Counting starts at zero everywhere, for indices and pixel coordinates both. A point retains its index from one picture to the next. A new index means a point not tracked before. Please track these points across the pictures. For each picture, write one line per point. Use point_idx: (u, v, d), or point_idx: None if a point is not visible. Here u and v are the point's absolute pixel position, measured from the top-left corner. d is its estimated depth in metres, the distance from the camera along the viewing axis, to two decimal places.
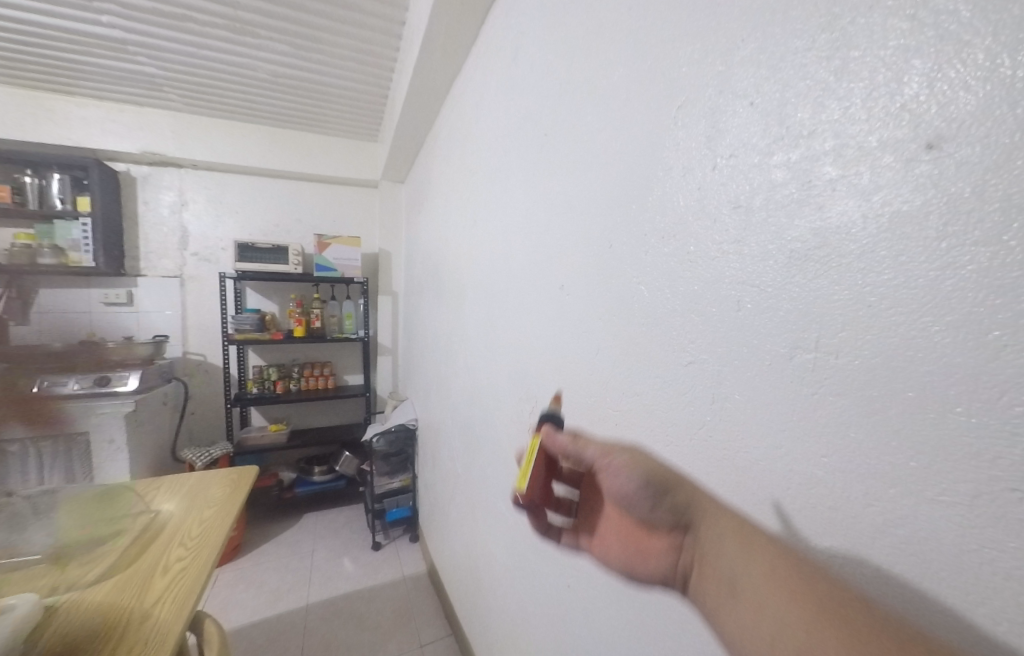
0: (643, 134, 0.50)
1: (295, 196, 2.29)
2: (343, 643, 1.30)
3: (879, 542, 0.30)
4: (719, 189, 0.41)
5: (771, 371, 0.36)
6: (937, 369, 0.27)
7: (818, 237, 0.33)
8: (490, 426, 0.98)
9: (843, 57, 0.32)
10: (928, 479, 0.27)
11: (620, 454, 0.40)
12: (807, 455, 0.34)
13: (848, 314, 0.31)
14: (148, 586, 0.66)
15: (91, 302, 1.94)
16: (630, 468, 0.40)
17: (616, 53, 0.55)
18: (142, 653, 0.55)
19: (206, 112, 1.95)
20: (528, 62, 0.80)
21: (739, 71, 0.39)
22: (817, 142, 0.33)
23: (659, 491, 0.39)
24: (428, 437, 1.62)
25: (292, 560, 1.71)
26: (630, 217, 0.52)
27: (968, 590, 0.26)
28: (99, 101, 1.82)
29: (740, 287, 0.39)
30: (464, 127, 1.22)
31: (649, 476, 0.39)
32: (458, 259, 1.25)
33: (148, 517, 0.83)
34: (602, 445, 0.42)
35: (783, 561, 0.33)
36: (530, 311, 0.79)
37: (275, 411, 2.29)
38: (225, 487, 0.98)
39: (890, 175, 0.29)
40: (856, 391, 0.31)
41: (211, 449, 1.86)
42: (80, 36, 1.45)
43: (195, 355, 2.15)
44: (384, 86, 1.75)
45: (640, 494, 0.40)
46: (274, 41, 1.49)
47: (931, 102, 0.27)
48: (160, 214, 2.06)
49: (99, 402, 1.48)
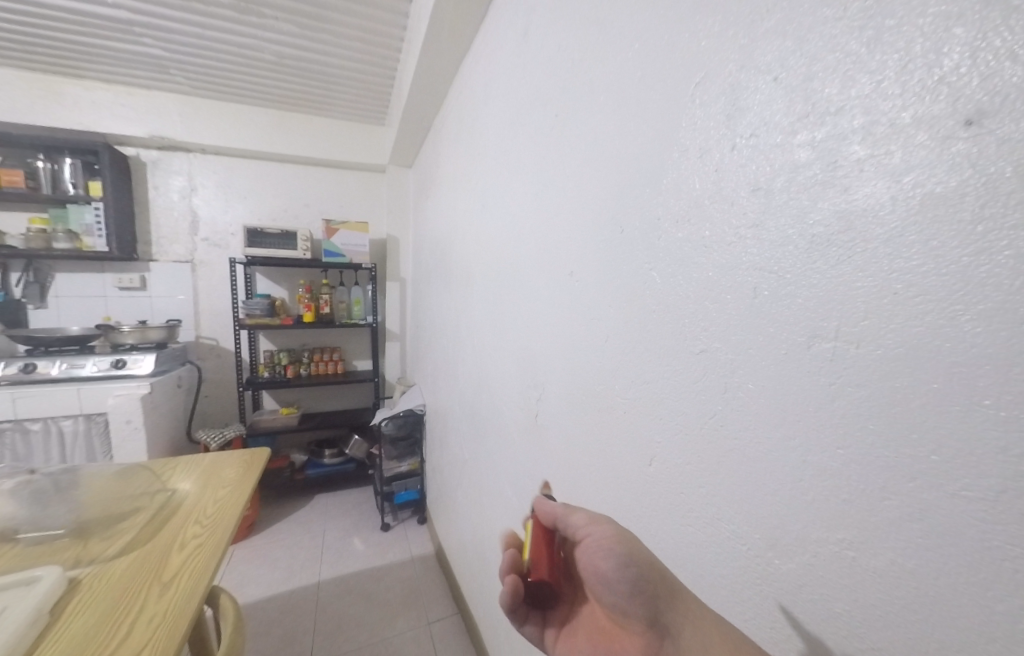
0: (657, 114, 0.48)
1: (303, 180, 2.28)
2: (353, 619, 1.34)
3: (894, 536, 0.29)
4: (737, 172, 0.39)
5: (787, 359, 0.35)
6: (966, 359, 0.26)
7: (842, 220, 0.31)
8: (497, 413, 0.99)
9: (877, 27, 0.30)
10: (951, 472, 0.27)
11: (607, 531, 0.44)
12: (821, 446, 0.33)
13: (872, 301, 0.30)
14: (166, 560, 0.68)
15: (106, 286, 1.97)
16: (614, 549, 0.43)
17: (633, 29, 0.52)
18: (162, 623, 0.57)
19: (213, 95, 1.93)
20: (539, 40, 0.77)
21: (763, 44, 0.37)
22: (845, 120, 0.31)
23: (639, 584, 0.42)
24: (436, 421, 1.64)
25: (304, 539, 1.75)
26: (643, 202, 0.51)
27: (989, 586, 0.25)
28: (107, 84, 1.81)
29: (757, 274, 0.38)
30: (473, 109, 1.19)
31: (631, 563, 0.43)
32: (466, 244, 1.24)
33: (165, 494, 0.86)
34: (591, 518, 0.47)
35: None
36: (539, 301, 0.78)
37: (286, 395, 2.33)
38: (239, 467, 1.00)
39: (924, 153, 0.27)
40: (877, 380, 0.30)
41: (224, 431, 1.91)
42: (87, 18, 1.43)
43: (208, 339, 2.18)
44: (391, 67, 1.72)
45: (619, 580, 0.42)
46: (280, 21, 1.46)
47: (972, 74, 0.26)
48: (170, 199, 2.06)
49: (116, 384, 1.52)
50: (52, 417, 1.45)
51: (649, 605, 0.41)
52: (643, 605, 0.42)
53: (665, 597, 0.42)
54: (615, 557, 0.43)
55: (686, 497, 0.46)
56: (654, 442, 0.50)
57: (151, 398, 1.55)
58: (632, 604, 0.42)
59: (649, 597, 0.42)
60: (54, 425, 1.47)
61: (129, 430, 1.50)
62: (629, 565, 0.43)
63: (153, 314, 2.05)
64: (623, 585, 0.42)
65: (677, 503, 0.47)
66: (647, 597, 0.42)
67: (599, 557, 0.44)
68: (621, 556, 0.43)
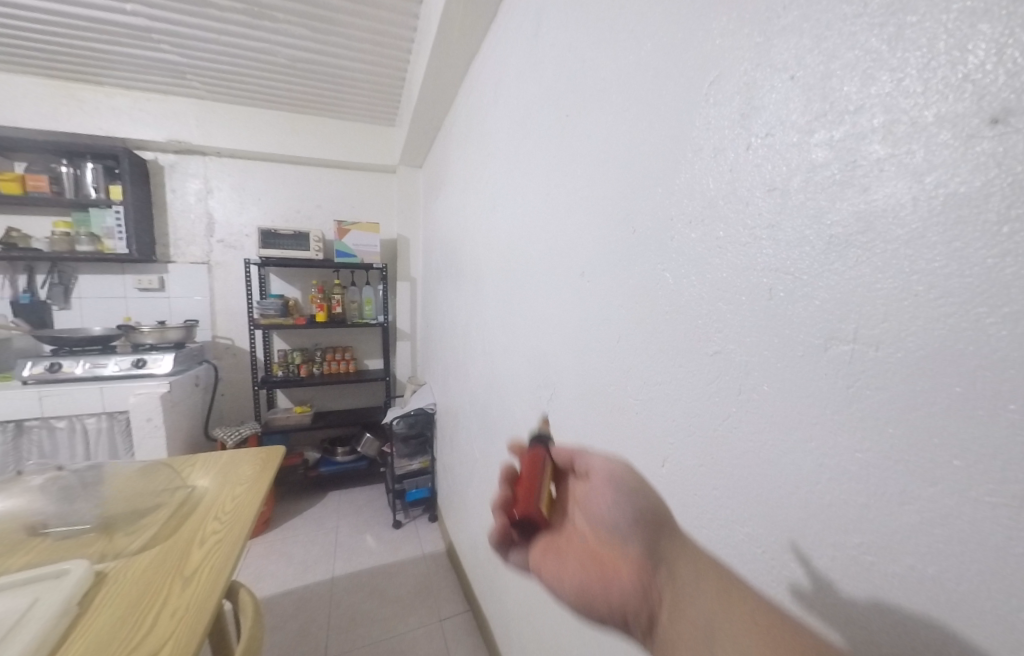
0: (670, 114, 0.48)
1: (315, 182, 2.31)
2: (366, 614, 1.36)
3: (913, 542, 0.29)
4: (752, 172, 0.39)
5: (804, 361, 0.35)
6: (990, 364, 0.26)
7: (861, 221, 0.31)
8: (508, 412, 0.99)
9: (899, 23, 0.29)
10: (973, 477, 0.26)
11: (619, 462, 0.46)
12: (839, 449, 0.33)
13: (891, 303, 0.29)
14: (187, 556, 0.70)
15: (126, 287, 2.02)
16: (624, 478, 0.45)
17: (643, 30, 0.52)
18: (185, 616, 0.58)
19: (227, 99, 1.97)
20: (549, 40, 0.77)
21: (779, 41, 0.36)
22: (864, 118, 0.31)
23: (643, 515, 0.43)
24: (447, 420, 1.65)
25: (317, 535, 1.78)
26: (655, 202, 0.50)
27: (1012, 595, 0.25)
28: (126, 90, 1.86)
29: (773, 275, 0.37)
30: (483, 110, 1.19)
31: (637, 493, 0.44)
32: (476, 245, 1.24)
33: (185, 491, 0.88)
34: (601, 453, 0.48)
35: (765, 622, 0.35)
36: (549, 301, 0.78)
37: (299, 393, 2.37)
38: (256, 465, 1.02)
39: (946, 153, 0.27)
40: (896, 383, 0.29)
41: (240, 429, 1.95)
42: (107, 26, 1.47)
43: (224, 339, 2.23)
44: (402, 69, 1.73)
45: (624, 506, 0.43)
46: (292, 25, 1.48)
47: (998, 71, 0.25)
48: (187, 202, 2.11)
49: (137, 383, 1.56)
50: (77, 415, 1.50)
51: (650, 533, 0.42)
52: (644, 533, 0.42)
53: (664, 529, 0.43)
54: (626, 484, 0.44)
55: (700, 498, 0.46)
56: (666, 444, 0.50)
57: (170, 397, 1.59)
58: (633, 533, 0.42)
59: (651, 527, 0.42)
60: (78, 423, 1.52)
61: (150, 428, 1.54)
62: (636, 493, 0.44)
63: (172, 314, 2.10)
64: (629, 510, 0.43)
65: (690, 504, 0.47)
66: (649, 529, 0.42)
67: (607, 483, 0.45)
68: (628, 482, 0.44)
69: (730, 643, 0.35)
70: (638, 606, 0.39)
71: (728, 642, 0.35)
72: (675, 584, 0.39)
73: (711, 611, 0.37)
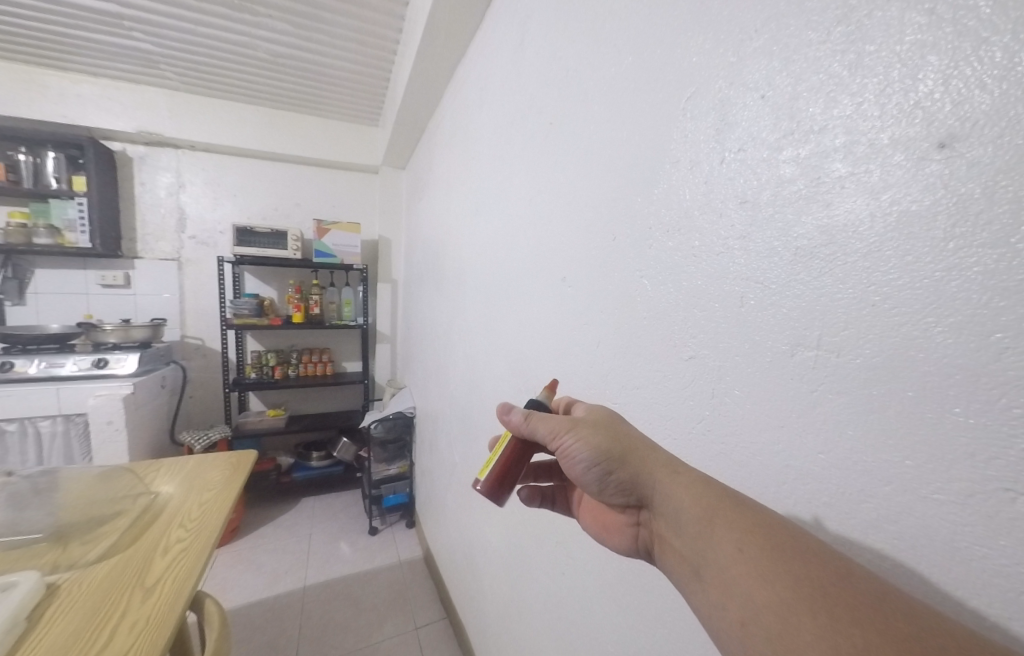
0: (647, 128, 0.50)
1: (295, 180, 2.26)
2: (339, 624, 1.33)
3: (871, 536, 0.31)
4: (725, 184, 0.40)
5: (773, 366, 0.37)
6: (937, 370, 0.27)
7: (824, 234, 0.33)
8: (487, 416, 0.99)
9: (859, 50, 0.31)
10: (924, 477, 0.28)
11: (567, 438, 0.44)
12: (805, 451, 0.34)
13: (851, 312, 0.31)
14: (149, 566, 0.66)
15: (88, 283, 1.92)
16: (578, 451, 0.43)
17: (623, 47, 0.54)
18: (144, 630, 0.55)
19: (203, 91, 1.91)
20: (532, 50, 0.79)
21: (751, 63, 0.38)
22: (828, 137, 0.33)
23: (610, 476, 0.42)
24: (426, 424, 1.63)
25: (289, 543, 1.73)
26: (634, 209, 0.52)
27: (959, 586, 0.27)
28: (94, 78, 1.78)
29: (744, 283, 0.39)
30: (466, 115, 1.20)
31: (600, 459, 0.42)
32: (458, 250, 1.24)
33: (148, 498, 0.84)
34: (551, 427, 0.46)
35: (751, 545, 0.33)
36: (531, 302, 0.78)
37: (273, 396, 2.30)
38: (225, 471, 0.98)
39: (899, 174, 0.29)
40: (857, 389, 0.31)
41: (209, 433, 1.88)
42: (76, 10, 1.41)
43: (193, 338, 2.14)
44: (386, 69, 1.72)
45: (590, 476, 0.43)
46: (275, 19, 1.45)
47: (945, 100, 0.27)
48: (157, 196, 2.03)
49: (98, 384, 1.49)
50: (30, 417, 1.41)
51: (626, 494, 0.43)
52: (619, 496, 0.43)
53: (638, 482, 0.41)
54: (584, 462, 0.43)
55: None
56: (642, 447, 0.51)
57: (133, 399, 1.52)
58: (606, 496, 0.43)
59: (623, 486, 0.42)
60: (31, 426, 1.43)
61: (110, 432, 1.46)
62: (599, 464, 0.43)
63: (137, 312, 2.01)
64: (595, 484, 0.43)
65: None
66: (621, 485, 0.42)
67: (567, 462, 0.44)
68: (586, 459, 0.43)
69: (717, 576, 0.35)
70: (634, 549, 0.45)
71: (716, 575, 0.35)
72: (658, 531, 0.41)
73: (697, 543, 0.36)
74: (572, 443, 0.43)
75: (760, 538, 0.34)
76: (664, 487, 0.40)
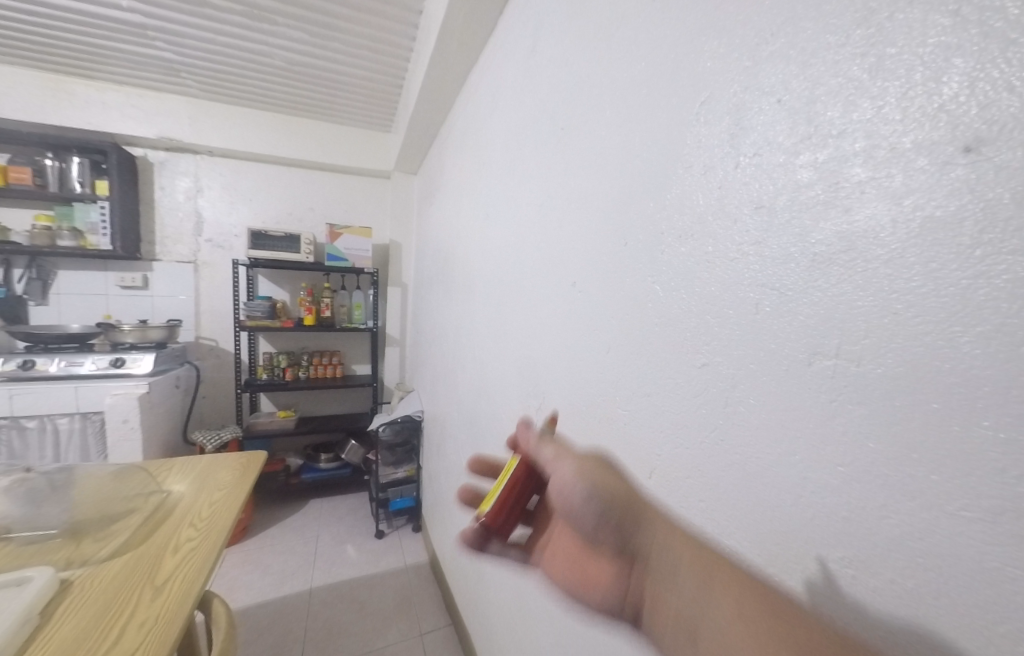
0: (660, 133, 0.50)
1: (309, 185, 2.30)
2: (344, 628, 1.32)
3: (893, 554, 0.29)
4: (740, 189, 0.40)
5: (789, 375, 0.36)
6: (964, 381, 0.26)
7: (843, 240, 0.32)
8: (495, 420, 0.98)
9: (879, 54, 0.30)
10: (948, 494, 0.27)
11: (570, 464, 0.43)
12: (824, 463, 0.33)
13: (872, 320, 0.30)
14: (159, 564, 0.67)
15: (108, 284, 1.97)
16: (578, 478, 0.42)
17: (636, 51, 0.54)
18: (152, 628, 0.56)
19: (222, 99, 1.96)
20: (544, 56, 0.79)
21: (767, 67, 0.38)
22: (846, 142, 0.32)
23: (607, 513, 0.41)
24: (434, 428, 1.63)
25: (296, 544, 1.73)
26: (647, 215, 0.51)
27: (987, 609, 0.25)
28: (118, 86, 1.84)
29: (759, 289, 0.38)
30: (478, 121, 1.22)
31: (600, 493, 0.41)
32: (469, 252, 1.25)
33: (159, 497, 0.85)
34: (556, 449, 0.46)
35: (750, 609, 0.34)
36: (540, 307, 0.78)
37: (284, 397, 2.32)
38: (235, 471, 0.99)
39: (923, 178, 0.28)
40: (878, 400, 0.30)
41: (221, 432, 1.90)
42: (102, 21, 1.46)
43: (207, 339, 2.18)
44: (399, 76, 1.74)
45: (587, 508, 0.41)
46: (292, 28, 1.48)
47: (971, 103, 0.26)
48: (176, 200, 2.08)
49: (114, 383, 1.52)
50: (49, 414, 1.44)
51: (621, 538, 0.41)
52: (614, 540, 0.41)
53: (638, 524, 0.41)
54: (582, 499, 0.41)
55: (684, 509, 0.46)
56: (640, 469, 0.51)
57: (148, 398, 1.55)
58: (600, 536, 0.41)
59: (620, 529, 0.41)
60: (49, 423, 1.46)
61: (125, 430, 1.49)
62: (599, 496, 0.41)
63: (154, 313, 2.05)
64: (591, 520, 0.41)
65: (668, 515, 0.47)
66: (614, 524, 0.40)
67: (565, 486, 0.42)
68: (586, 491, 0.41)
69: (716, 641, 0.35)
70: (619, 607, 0.41)
71: (716, 639, 0.35)
72: (654, 590, 0.39)
73: (694, 604, 0.37)
74: (571, 471, 0.43)
75: (758, 602, 0.34)
76: (660, 536, 0.40)
